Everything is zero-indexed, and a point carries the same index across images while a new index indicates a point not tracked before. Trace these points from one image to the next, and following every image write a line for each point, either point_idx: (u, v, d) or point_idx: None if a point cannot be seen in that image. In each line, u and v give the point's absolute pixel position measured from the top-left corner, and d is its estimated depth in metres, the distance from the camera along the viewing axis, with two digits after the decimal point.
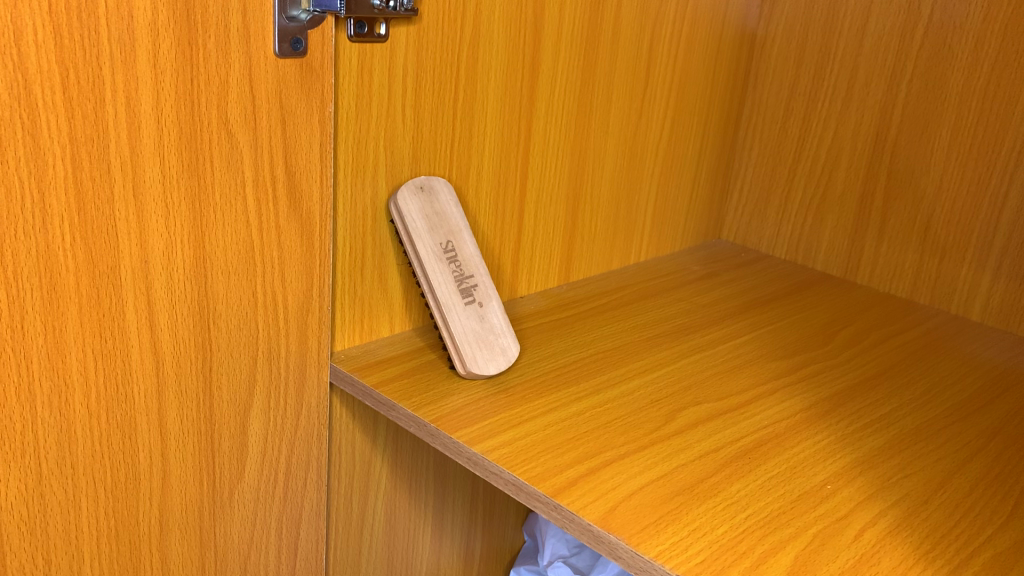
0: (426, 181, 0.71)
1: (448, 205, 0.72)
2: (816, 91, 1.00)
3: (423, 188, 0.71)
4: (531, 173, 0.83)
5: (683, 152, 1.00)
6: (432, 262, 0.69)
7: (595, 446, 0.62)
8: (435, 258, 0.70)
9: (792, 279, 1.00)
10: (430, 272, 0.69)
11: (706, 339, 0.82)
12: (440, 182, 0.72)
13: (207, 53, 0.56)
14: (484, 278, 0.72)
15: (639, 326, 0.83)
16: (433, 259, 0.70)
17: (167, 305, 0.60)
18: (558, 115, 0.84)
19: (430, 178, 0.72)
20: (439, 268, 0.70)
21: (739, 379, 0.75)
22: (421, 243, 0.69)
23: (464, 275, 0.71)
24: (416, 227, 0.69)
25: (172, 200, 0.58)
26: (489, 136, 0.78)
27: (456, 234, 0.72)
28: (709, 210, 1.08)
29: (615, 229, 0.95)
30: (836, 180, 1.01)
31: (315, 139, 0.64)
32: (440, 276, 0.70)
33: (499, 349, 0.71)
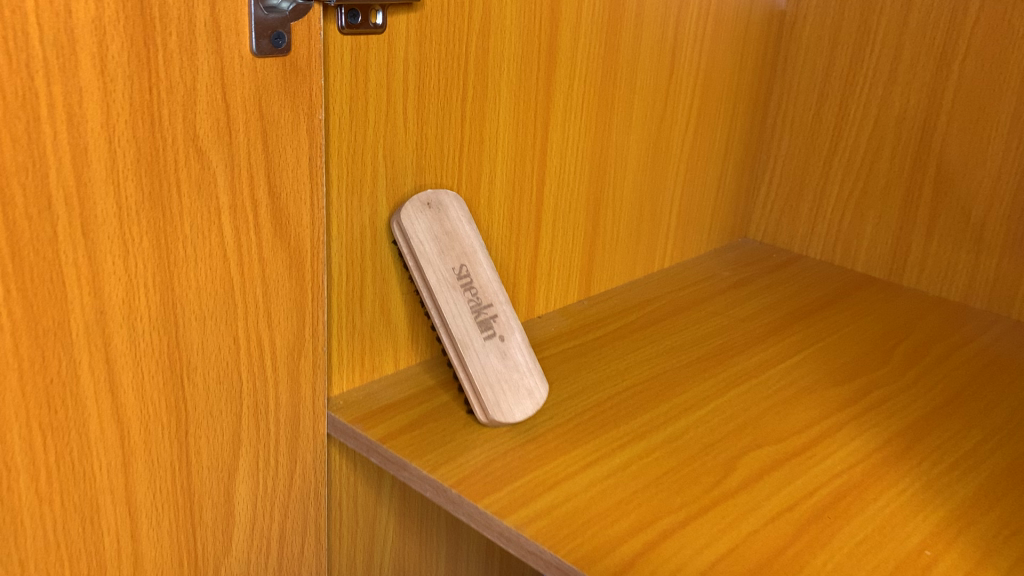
0: (433, 196, 0.61)
1: (460, 223, 0.61)
2: (854, 74, 0.90)
3: (431, 203, 0.60)
4: (548, 178, 0.73)
5: (709, 146, 0.90)
6: (443, 291, 0.59)
7: (648, 511, 0.53)
8: (446, 285, 0.59)
9: (833, 283, 0.91)
10: (442, 303, 0.59)
11: (753, 362, 0.73)
12: (450, 196, 0.61)
13: (168, 54, 0.46)
14: (505, 307, 0.62)
15: (676, 349, 0.74)
16: (445, 287, 0.59)
17: (130, 362, 0.49)
18: (577, 110, 0.73)
19: (438, 192, 0.61)
20: (452, 299, 0.59)
21: (798, 414, 0.65)
22: (431, 270, 0.59)
23: (481, 304, 0.61)
24: (424, 251, 0.59)
25: (130, 236, 0.47)
26: (503, 138, 0.68)
27: (470, 256, 0.61)
28: (736, 207, 0.98)
29: (638, 234, 0.85)
30: (878, 172, 0.91)
31: (303, 153, 0.53)
32: (453, 307, 0.59)
33: (525, 391, 0.60)
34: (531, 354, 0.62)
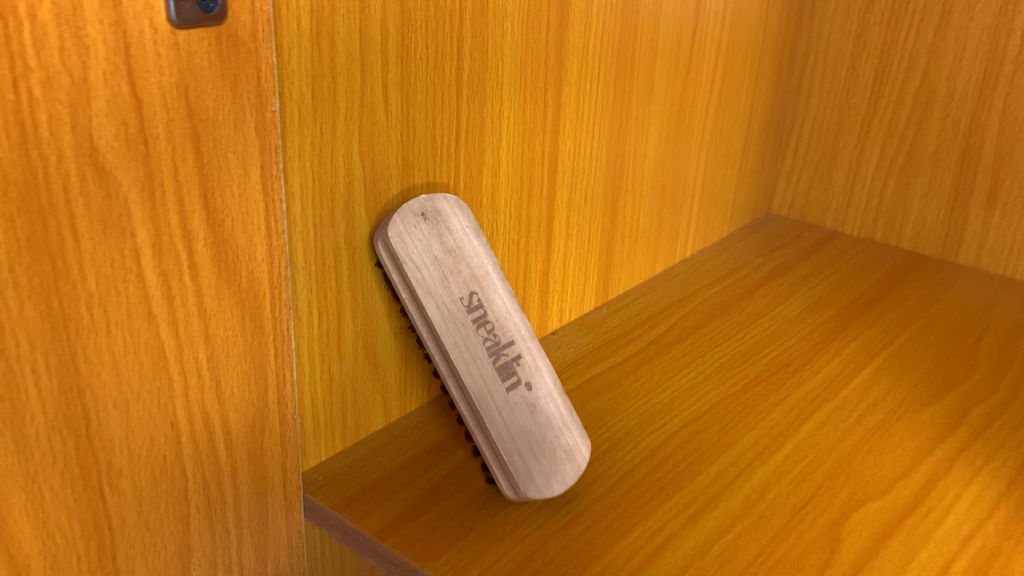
0: (430, 200, 0.46)
1: (467, 234, 0.47)
2: (898, 19, 0.76)
3: (427, 212, 0.45)
4: (561, 164, 0.59)
5: (734, 110, 0.75)
6: (449, 330, 0.45)
7: None
8: (453, 322, 0.45)
9: (881, 265, 0.78)
10: (448, 345, 0.45)
11: (821, 378, 0.60)
12: (451, 199, 0.46)
13: (40, 30, 0.30)
14: (529, 343, 0.48)
15: (725, 365, 0.60)
16: (451, 324, 0.45)
17: (22, 481, 0.34)
18: (593, 77, 0.58)
19: (435, 195, 0.46)
20: (461, 339, 0.45)
21: (894, 450, 0.52)
22: (432, 304, 0.45)
23: (498, 343, 0.46)
24: (421, 280, 0.45)
25: (3, 304, 0.32)
26: (507, 119, 0.53)
27: (481, 280, 0.47)
28: (760, 180, 0.84)
29: (659, 221, 0.71)
30: (928, 133, 0.78)
31: (252, 160, 0.38)
32: (464, 350, 0.45)
33: (564, 454, 0.46)
34: (568, 403, 0.48)
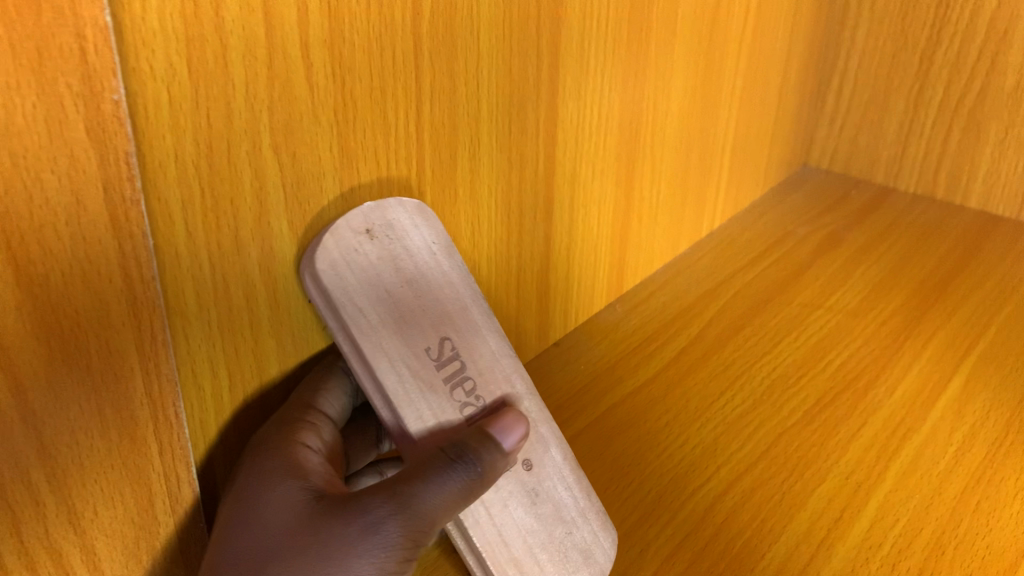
0: (377, 209, 0.34)
1: (432, 256, 0.36)
2: None
3: (374, 227, 0.33)
4: (563, 134, 0.45)
5: (771, 46, 0.61)
6: (414, 397, 0.33)
7: None
8: (420, 385, 0.33)
9: (945, 231, 0.65)
10: (409, 419, 0.33)
11: (900, 397, 0.47)
12: (410, 206, 0.35)
13: None
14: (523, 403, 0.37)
15: (774, 383, 0.48)
16: (415, 388, 0.33)
17: None
18: (601, 17, 0.44)
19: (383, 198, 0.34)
20: (432, 408, 0.33)
21: (1010, 503, 0.40)
22: (383, 365, 0.33)
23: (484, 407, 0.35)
24: (365, 330, 0.32)
25: None
26: (488, 81, 0.39)
27: (453, 323, 0.36)
28: (798, 128, 0.71)
29: (684, 190, 0.58)
30: (1006, 68, 0.62)
31: (88, 181, 0.25)
32: (433, 424, 0.33)
33: (576, 558, 0.35)
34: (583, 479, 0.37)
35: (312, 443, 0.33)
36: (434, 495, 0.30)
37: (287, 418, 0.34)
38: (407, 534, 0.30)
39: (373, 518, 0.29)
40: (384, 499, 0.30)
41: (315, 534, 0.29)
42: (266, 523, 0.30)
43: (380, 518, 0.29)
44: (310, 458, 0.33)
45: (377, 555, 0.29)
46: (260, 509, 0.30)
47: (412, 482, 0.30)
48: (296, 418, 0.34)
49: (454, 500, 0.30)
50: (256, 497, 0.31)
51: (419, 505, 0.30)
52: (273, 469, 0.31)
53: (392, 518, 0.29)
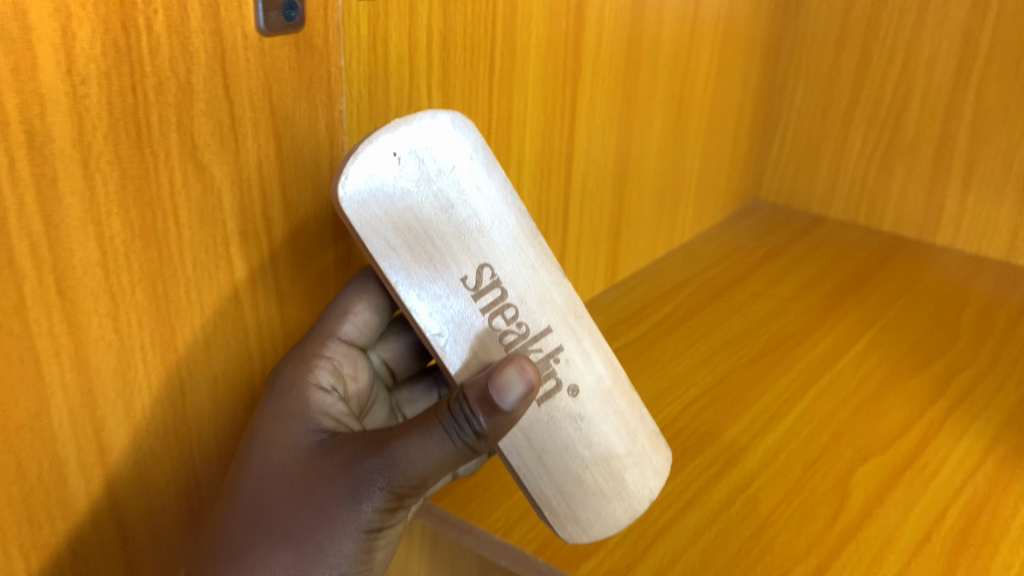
0: (406, 129, 0.38)
1: (465, 176, 0.39)
2: (879, 13, 0.82)
3: (404, 150, 0.38)
4: (577, 155, 0.63)
5: (729, 101, 0.80)
6: (448, 320, 0.39)
7: (774, 563, 0.44)
8: (453, 310, 0.39)
9: (863, 248, 0.84)
10: (435, 335, 0.39)
11: (819, 351, 0.65)
12: (441, 119, 0.39)
13: (154, 40, 0.33)
14: (564, 325, 0.42)
15: (727, 343, 0.66)
16: (448, 314, 0.39)
17: (129, 449, 0.38)
18: (604, 76, 0.63)
19: (413, 116, 0.38)
20: (463, 329, 0.39)
21: (890, 413, 0.57)
22: (414, 285, 0.39)
23: (525, 331, 0.40)
24: (398, 258, 0.38)
25: (120, 287, 0.35)
26: (532, 113, 0.57)
27: (486, 248, 0.39)
28: (749, 168, 0.90)
29: (661, 208, 0.76)
30: (907, 122, 0.83)
31: (321, 156, 0.42)
32: (461, 342, 0.39)
33: (627, 478, 0.43)
34: (628, 401, 0.44)
35: (320, 393, 0.43)
36: (419, 456, 0.37)
37: (304, 367, 0.43)
38: (392, 485, 0.38)
39: (364, 470, 0.38)
40: (375, 458, 0.38)
41: (316, 483, 0.39)
42: (282, 465, 0.40)
43: (367, 476, 0.38)
44: (319, 407, 0.43)
45: (366, 501, 0.38)
46: (276, 459, 0.40)
47: (404, 446, 0.38)
48: (310, 362, 0.43)
49: (436, 461, 0.37)
50: (273, 447, 0.41)
51: (404, 464, 0.38)
52: (288, 423, 0.41)
53: (381, 470, 0.38)
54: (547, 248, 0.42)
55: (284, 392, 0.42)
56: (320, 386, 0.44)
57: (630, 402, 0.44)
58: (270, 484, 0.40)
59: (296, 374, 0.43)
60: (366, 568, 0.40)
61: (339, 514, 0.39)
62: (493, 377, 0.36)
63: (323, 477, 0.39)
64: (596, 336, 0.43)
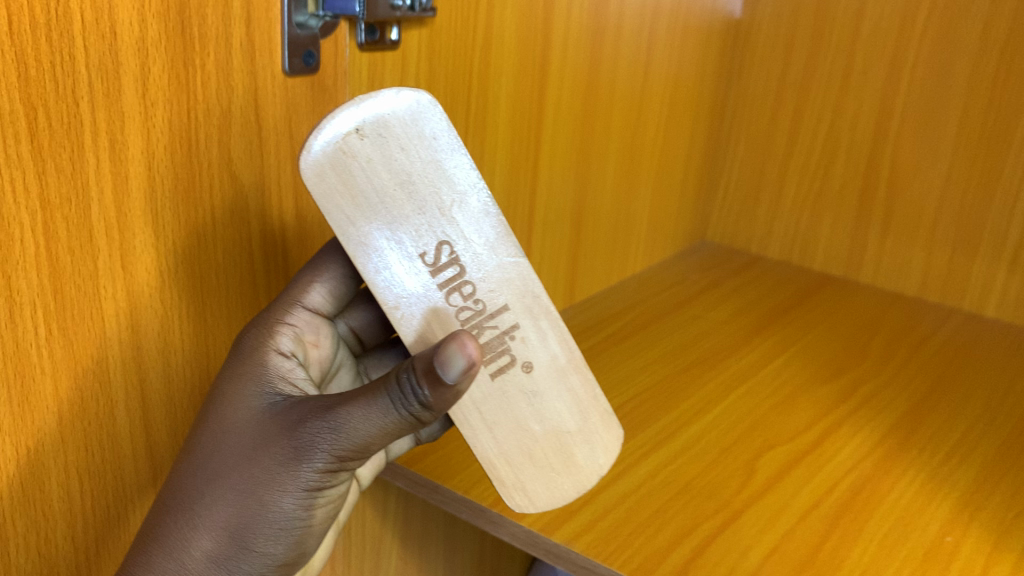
0: (370, 108, 0.44)
1: (425, 154, 0.46)
2: (808, 81, 0.94)
3: (367, 127, 0.44)
4: (539, 189, 0.73)
5: (677, 151, 0.92)
6: (403, 288, 0.46)
7: (687, 518, 0.54)
8: (408, 279, 0.46)
9: (793, 283, 0.95)
10: (392, 301, 0.46)
11: (743, 364, 0.75)
12: (405, 101, 0.45)
13: (206, 75, 0.44)
14: (519, 304, 0.49)
15: (666, 355, 0.76)
16: (403, 282, 0.46)
17: (162, 398, 0.47)
18: (565, 122, 0.74)
19: (376, 94, 0.45)
20: (415, 296, 0.46)
21: (798, 412, 0.68)
22: (373, 255, 0.45)
23: (481, 307, 0.48)
24: (359, 228, 0.45)
25: (167, 266, 0.45)
26: (503, 151, 0.68)
27: (443, 225, 0.46)
28: (697, 212, 1.02)
29: (614, 242, 0.87)
30: (833, 175, 0.95)
31: None
32: (415, 308, 0.46)
33: (576, 454, 0.51)
34: (583, 381, 0.52)
35: (279, 362, 0.48)
36: (363, 422, 0.42)
37: (267, 333, 0.48)
38: (336, 448, 0.42)
39: (312, 435, 0.43)
40: (322, 422, 0.43)
41: (266, 443, 0.44)
42: (236, 425, 0.44)
43: (314, 440, 0.43)
44: (275, 375, 0.47)
45: (309, 462, 0.43)
46: (231, 419, 0.45)
47: (350, 413, 0.42)
48: (273, 328, 0.48)
49: (380, 428, 0.42)
50: (231, 408, 0.45)
51: (348, 431, 0.42)
52: (247, 389, 0.46)
53: (326, 433, 0.42)
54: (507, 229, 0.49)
55: (245, 359, 0.46)
56: (282, 352, 0.48)
57: (585, 383, 0.52)
58: (223, 441, 0.44)
59: (258, 341, 0.47)
60: (306, 525, 0.45)
61: (285, 472, 0.43)
62: (438, 353, 0.40)
63: (273, 437, 0.44)
64: (552, 317, 0.50)
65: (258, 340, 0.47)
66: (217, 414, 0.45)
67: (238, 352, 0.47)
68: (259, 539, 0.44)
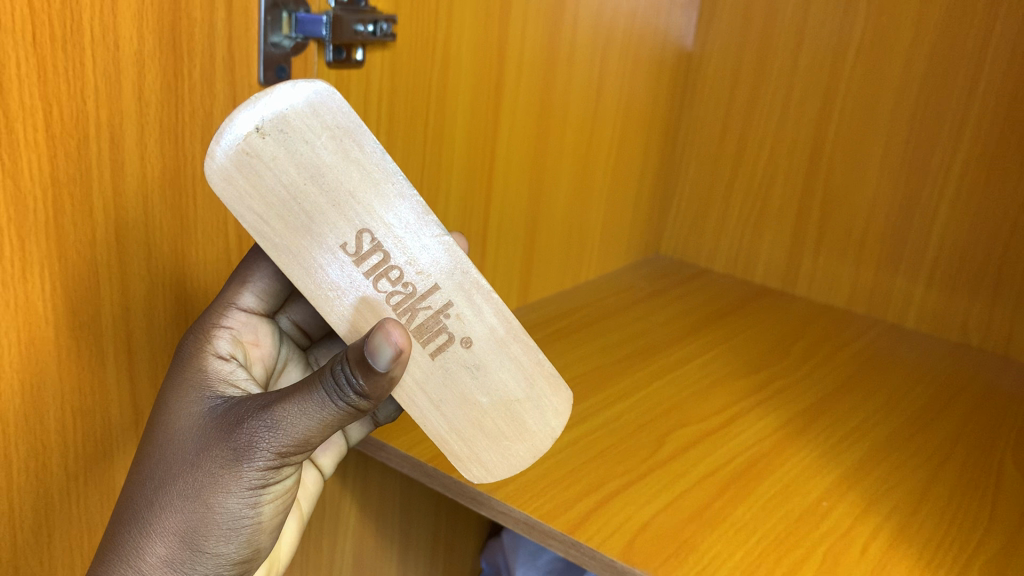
0: (264, 106, 0.46)
1: (331, 144, 0.47)
2: (752, 110, 1.03)
3: (266, 125, 0.46)
4: (494, 197, 0.82)
5: (629, 169, 1.01)
6: (328, 278, 0.49)
7: (597, 477, 0.62)
8: (333, 270, 0.49)
9: (734, 293, 1.04)
10: (316, 292, 0.49)
11: (673, 358, 0.83)
12: (302, 92, 0.46)
13: (193, 83, 0.53)
14: (450, 282, 0.51)
15: (605, 347, 0.84)
16: (327, 273, 0.49)
17: (146, 353, 0.56)
18: (519, 137, 0.83)
19: (272, 90, 0.46)
20: (343, 286, 0.49)
21: (715, 399, 0.76)
22: (294, 251, 0.48)
23: (411, 289, 0.50)
24: (276, 227, 0.48)
25: (155, 241, 0.54)
26: (460, 161, 0.77)
27: (359, 214, 0.48)
28: (650, 226, 1.11)
29: (568, 249, 0.96)
30: (773, 196, 1.04)
31: None
32: (341, 296, 0.49)
33: (527, 420, 0.54)
34: (526, 349, 0.53)
35: (217, 369, 0.53)
36: (300, 419, 0.47)
37: (202, 342, 0.54)
38: (276, 445, 0.48)
39: (250, 438, 0.48)
40: (259, 426, 0.48)
41: (207, 448, 0.49)
42: (179, 434, 0.50)
43: (254, 441, 0.48)
44: (214, 383, 0.53)
45: (251, 462, 0.49)
46: (176, 428, 0.50)
47: (286, 412, 0.47)
48: (209, 330, 0.55)
49: (317, 421, 0.47)
50: (173, 419, 0.50)
51: (285, 429, 0.47)
52: (189, 399, 0.51)
53: (266, 430, 0.48)
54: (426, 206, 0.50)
55: (186, 372, 0.52)
56: (220, 354, 0.55)
57: (528, 351, 0.53)
58: (171, 447, 0.50)
59: (196, 346, 0.54)
60: (254, 517, 0.51)
61: (231, 470, 0.49)
62: (367, 342, 0.45)
63: (216, 439, 0.49)
64: (485, 290, 0.52)
65: (196, 345, 0.54)
66: (162, 427, 0.50)
67: (180, 365, 0.53)
68: (212, 534, 0.50)
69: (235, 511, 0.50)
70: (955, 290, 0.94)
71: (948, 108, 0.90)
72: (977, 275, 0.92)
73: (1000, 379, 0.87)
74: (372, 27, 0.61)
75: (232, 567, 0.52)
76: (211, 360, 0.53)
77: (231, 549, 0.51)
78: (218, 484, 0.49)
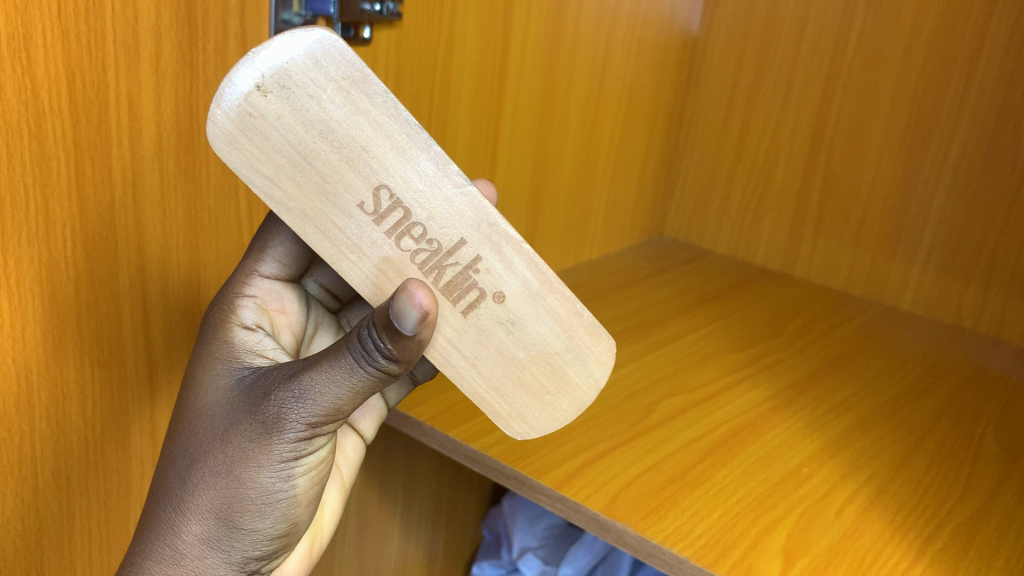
0: (262, 61, 0.46)
1: (338, 96, 0.47)
2: (755, 94, 1.05)
3: (267, 83, 0.46)
4: (498, 173, 0.85)
5: (633, 150, 1.04)
6: (349, 238, 0.50)
7: (586, 440, 0.65)
8: (353, 230, 0.50)
9: (733, 274, 1.06)
10: (335, 253, 0.50)
11: (669, 332, 0.86)
12: (302, 43, 0.46)
13: (207, 56, 0.56)
14: (477, 235, 0.51)
15: (603, 321, 0.87)
16: (347, 233, 0.50)
17: (160, 310, 0.59)
18: (522, 116, 0.86)
19: (269, 44, 0.46)
20: (364, 246, 0.50)
21: (707, 370, 0.79)
22: (309, 213, 0.49)
23: (436, 246, 0.50)
24: (289, 190, 0.48)
25: (169, 205, 0.57)
26: (466, 137, 0.79)
27: (373, 171, 0.49)
28: (653, 207, 1.14)
29: (572, 227, 0.99)
30: (775, 179, 1.06)
31: None
32: (362, 257, 0.50)
33: (568, 372, 0.54)
34: (562, 300, 0.53)
35: (244, 343, 0.55)
36: (329, 387, 0.48)
37: (227, 316, 0.56)
38: (306, 415, 0.49)
39: (277, 410, 0.49)
40: (286, 398, 0.49)
41: (237, 423, 0.50)
42: (209, 411, 0.51)
43: (283, 413, 0.49)
44: (242, 357, 0.54)
45: (282, 435, 0.50)
46: (207, 405, 0.52)
47: (313, 381, 0.48)
48: (232, 303, 0.57)
49: (347, 388, 0.48)
50: (203, 395, 0.52)
51: (314, 398, 0.48)
52: (217, 375, 0.53)
53: (293, 402, 0.49)
54: (446, 157, 0.50)
55: (214, 348, 0.54)
56: (246, 323, 0.56)
57: (564, 301, 0.53)
58: (202, 422, 0.51)
59: (221, 318, 0.56)
60: (290, 488, 0.52)
61: (261, 445, 0.50)
62: (391, 306, 0.46)
63: (244, 414, 0.50)
64: (515, 242, 0.51)
65: (221, 318, 0.56)
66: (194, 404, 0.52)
67: (209, 342, 0.55)
68: (248, 507, 0.51)
69: (268, 484, 0.51)
70: (950, 273, 0.96)
71: (947, 94, 0.91)
72: (971, 259, 0.94)
73: (990, 360, 0.89)
74: (379, 6, 0.64)
75: (270, 541, 0.53)
76: (236, 330, 0.55)
77: (268, 522, 0.52)
78: (249, 459, 0.50)
